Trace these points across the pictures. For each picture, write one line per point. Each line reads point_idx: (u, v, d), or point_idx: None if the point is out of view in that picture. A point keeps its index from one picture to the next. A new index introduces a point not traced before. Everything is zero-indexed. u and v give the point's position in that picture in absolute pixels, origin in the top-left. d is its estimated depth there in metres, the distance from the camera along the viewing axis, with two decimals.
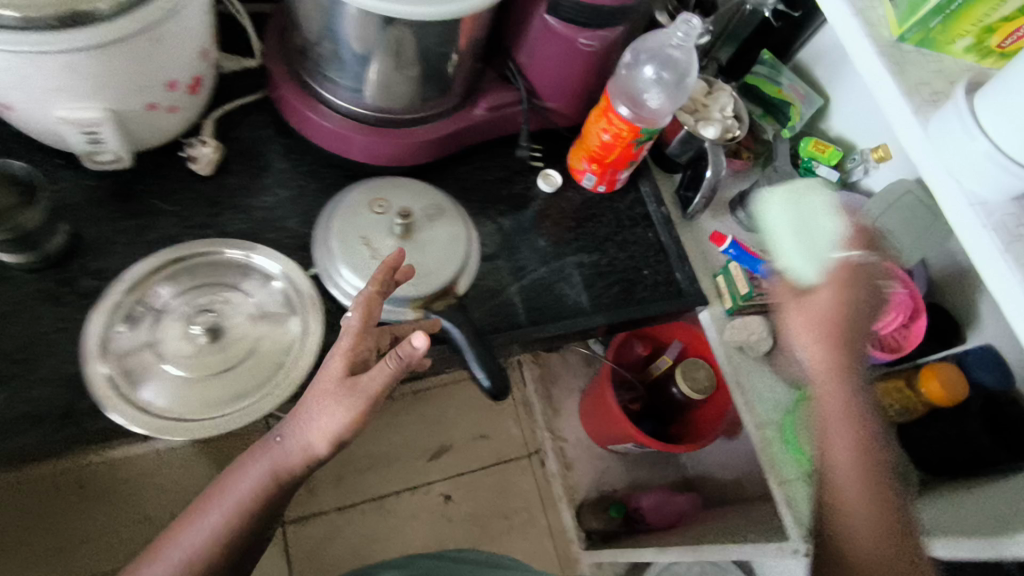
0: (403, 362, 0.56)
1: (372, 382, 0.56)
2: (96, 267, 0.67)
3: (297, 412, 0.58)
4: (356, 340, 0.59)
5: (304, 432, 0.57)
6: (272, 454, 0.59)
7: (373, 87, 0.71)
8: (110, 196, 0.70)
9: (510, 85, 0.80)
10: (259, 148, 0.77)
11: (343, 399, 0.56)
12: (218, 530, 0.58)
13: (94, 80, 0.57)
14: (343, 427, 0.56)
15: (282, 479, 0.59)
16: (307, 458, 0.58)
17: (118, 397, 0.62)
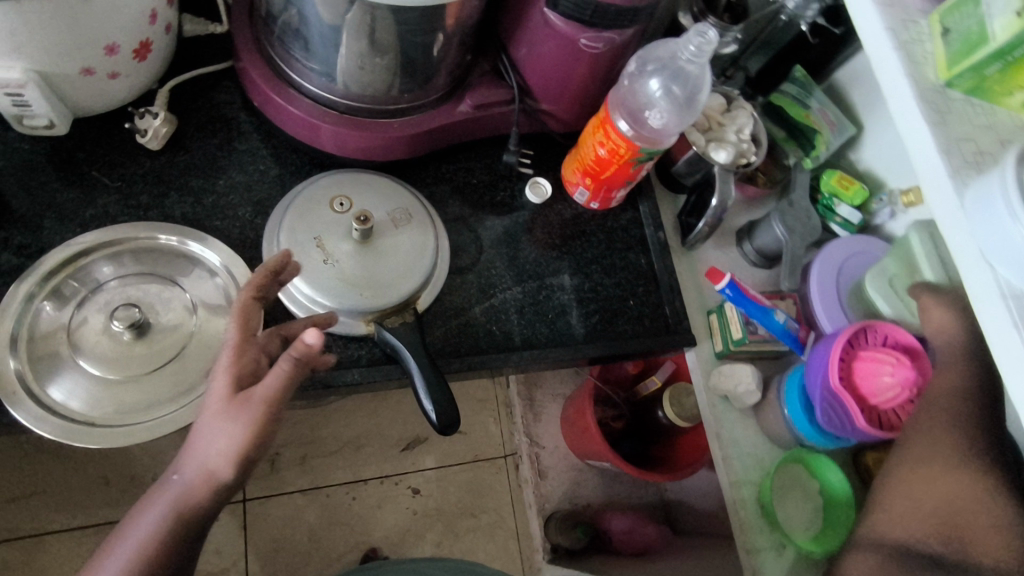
0: (299, 359, 0.49)
1: (269, 386, 0.49)
2: (22, 241, 0.62)
3: (193, 441, 0.51)
4: (237, 353, 0.53)
5: (202, 460, 0.50)
6: (170, 493, 0.51)
7: (344, 73, 0.64)
8: (47, 164, 0.66)
9: (502, 82, 0.72)
10: (219, 125, 0.71)
11: (239, 411, 0.49)
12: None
13: (13, 36, 0.51)
14: (245, 444, 0.48)
15: (185, 517, 0.51)
16: (210, 487, 0.50)
17: (24, 392, 0.57)
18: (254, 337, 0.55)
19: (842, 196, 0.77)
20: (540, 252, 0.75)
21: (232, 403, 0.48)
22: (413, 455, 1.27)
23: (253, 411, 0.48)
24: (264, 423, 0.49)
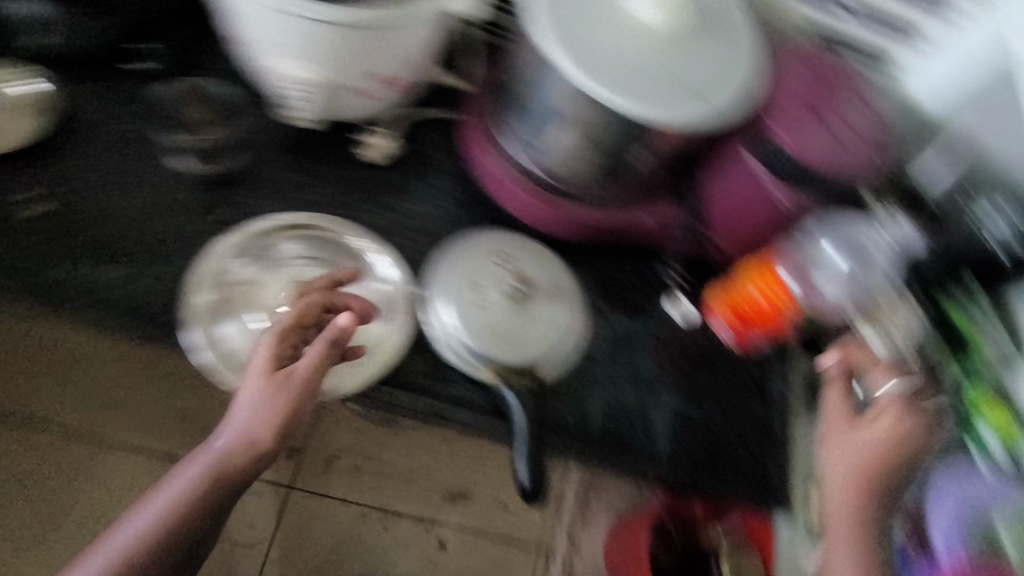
0: (332, 334, 0.64)
1: (305, 365, 0.64)
2: (246, 203, 0.75)
3: (234, 410, 0.63)
4: (280, 336, 0.65)
5: (240, 427, 0.62)
6: (211, 455, 0.63)
7: (554, 154, 0.72)
8: (287, 147, 0.78)
9: (682, 202, 0.77)
10: (428, 160, 0.81)
11: (280, 385, 0.63)
12: (156, 526, 0.61)
13: (318, 54, 0.67)
14: (281, 412, 0.62)
15: (225, 475, 0.63)
16: (247, 451, 0.62)
17: (205, 321, 0.69)
18: (301, 327, 0.67)
19: (997, 431, 0.65)
20: (660, 372, 0.77)
21: (278, 376, 0.63)
22: (454, 510, 1.26)
23: (293, 387, 0.63)
24: (299, 396, 0.63)
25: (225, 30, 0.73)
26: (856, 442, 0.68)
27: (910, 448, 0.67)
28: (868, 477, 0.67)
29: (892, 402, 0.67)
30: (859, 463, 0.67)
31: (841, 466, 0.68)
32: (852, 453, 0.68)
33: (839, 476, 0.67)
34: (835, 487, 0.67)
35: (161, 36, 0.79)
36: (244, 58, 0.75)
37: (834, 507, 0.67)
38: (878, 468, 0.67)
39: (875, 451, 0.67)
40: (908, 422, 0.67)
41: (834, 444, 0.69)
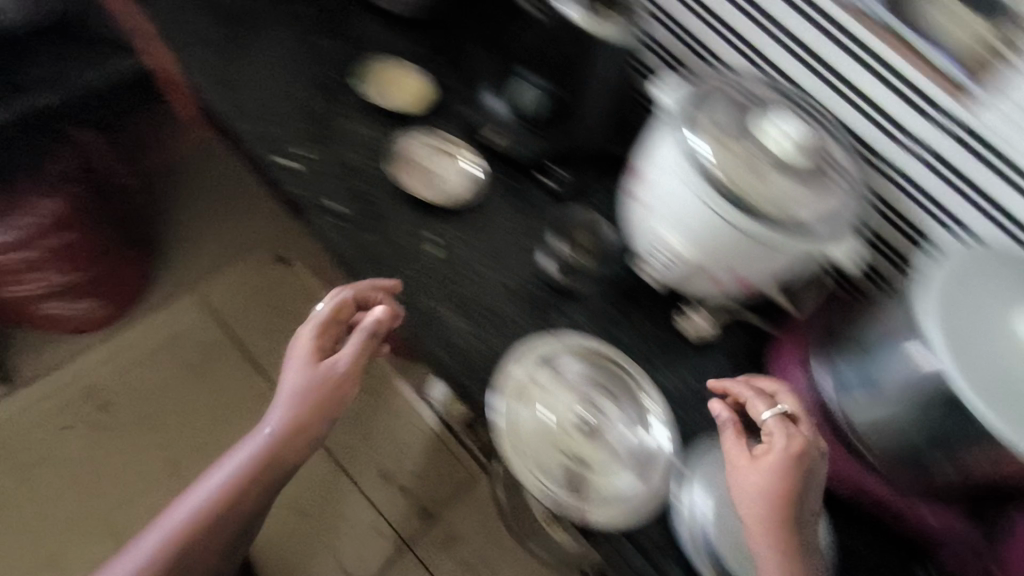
0: (372, 329, 0.82)
1: (342, 364, 0.84)
2: (575, 319, 0.88)
3: (281, 402, 0.84)
4: (323, 326, 0.84)
5: (283, 414, 0.83)
6: (264, 439, 0.84)
7: (870, 412, 0.74)
8: (624, 291, 0.90)
9: (971, 521, 0.75)
10: (731, 356, 0.88)
11: (316, 378, 0.83)
12: (224, 490, 0.83)
13: (701, 236, 0.78)
14: (318, 396, 0.84)
15: (276, 455, 0.84)
16: (298, 432, 0.84)
17: (508, 396, 0.81)
18: (339, 321, 0.84)
19: None
20: None
21: (322, 367, 0.83)
22: None
23: (336, 372, 0.84)
24: (333, 382, 0.84)
25: (626, 186, 0.88)
26: (751, 480, 0.67)
27: (807, 480, 0.67)
28: (782, 535, 0.65)
29: (790, 450, 0.66)
30: (749, 500, 0.67)
31: (755, 509, 0.66)
32: (756, 495, 0.66)
33: (758, 535, 0.66)
34: (752, 528, 0.67)
35: (574, 168, 0.97)
36: (626, 210, 0.89)
37: (756, 548, 0.67)
38: (770, 517, 0.65)
39: (753, 467, 0.67)
40: (796, 463, 0.66)
41: (740, 483, 0.68)
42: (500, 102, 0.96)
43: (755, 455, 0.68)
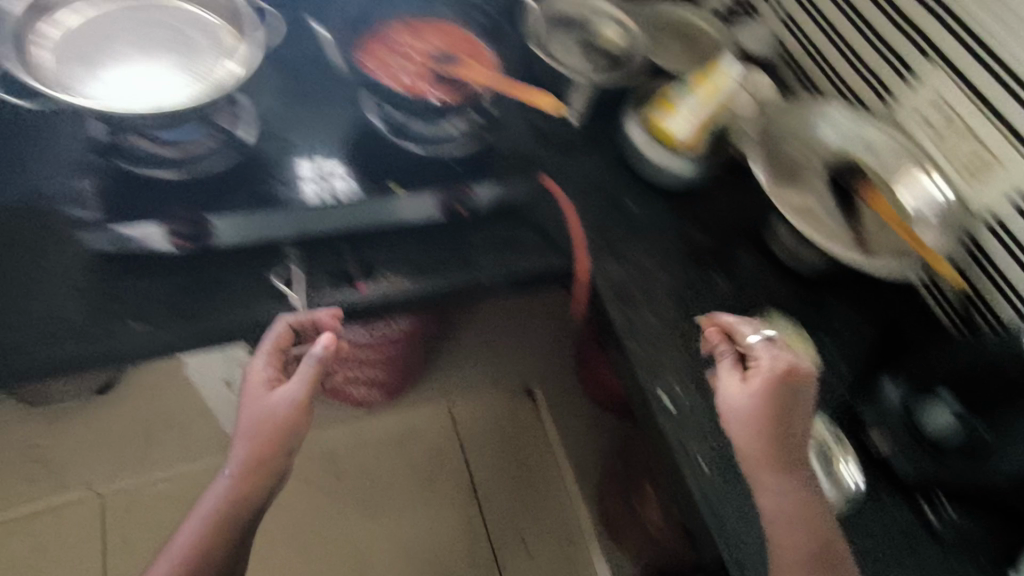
0: (318, 358, 0.79)
1: (281, 397, 0.80)
2: None
3: (241, 441, 0.80)
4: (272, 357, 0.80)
5: (242, 453, 0.80)
6: (224, 485, 0.80)
7: None
8: None
9: None
10: None
11: (253, 410, 0.80)
12: (211, 523, 0.78)
13: None
14: (272, 431, 0.80)
15: (244, 492, 0.80)
16: (257, 465, 0.80)
17: None
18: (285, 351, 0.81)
19: None
20: None
21: (267, 387, 0.81)
22: None
23: (297, 395, 0.81)
24: (276, 420, 0.80)
25: None
26: (748, 399, 0.78)
27: (795, 402, 0.77)
28: (785, 467, 0.76)
29: (778, 375, 0.77)
30: (749, 415, 0.77)
31: (754, 446, 0.77)
32: (756, 421, 0.77)
33: (764, 446, 0.76)
34: (750, 463, 0.77)
35: (964, 507, 0.84)
36: None
37: (755, 475, 0.77)
38: (772, 444, 0.76)
39: (749, 418, 0.77)
40: (784, 385, 0.77)
41: (743, 425, 0.78)
42: (898, 391, 0.87)
43: (759, 383, 0.78)
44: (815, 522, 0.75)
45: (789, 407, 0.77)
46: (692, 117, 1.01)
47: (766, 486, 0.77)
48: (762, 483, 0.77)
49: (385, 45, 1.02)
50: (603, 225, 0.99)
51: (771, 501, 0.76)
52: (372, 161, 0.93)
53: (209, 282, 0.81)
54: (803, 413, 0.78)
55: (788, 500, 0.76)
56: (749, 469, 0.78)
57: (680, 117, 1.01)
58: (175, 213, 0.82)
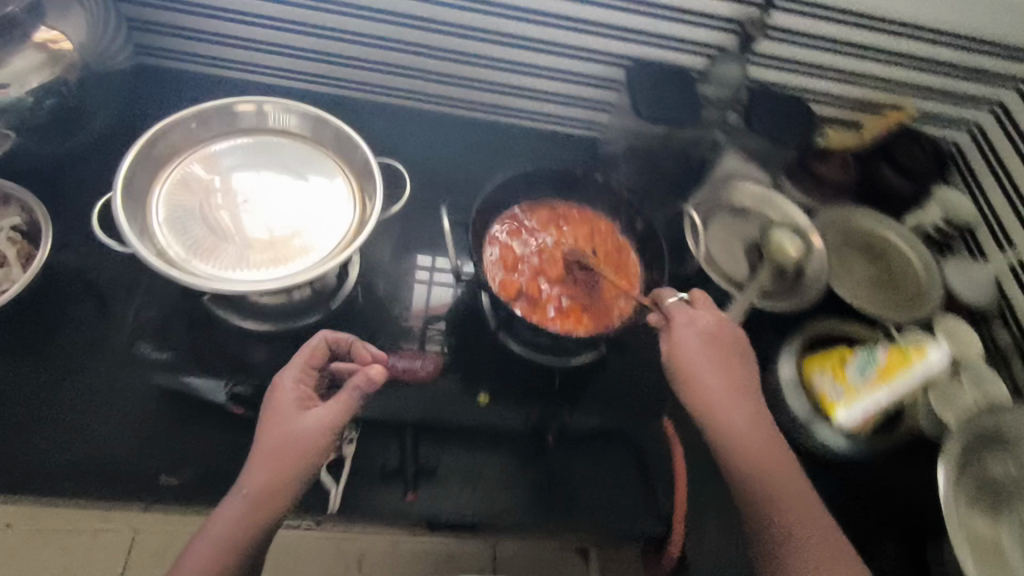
0: (359, 392, 0.66)
1: (313, 423, 0.64)
2: None
3: (257, 455, 0.63)
4: (302, 372, 0.69)
5: (263, 471, 0.62)
6: (237, 505, 0.60)
7: None
8: None
9: None
10: None
11: (272, 426, 0.65)
12: (208, 552, 0.58)
13: None
14: (299, 453, 0.63)
15: (258, 518, 0.60)
16: (277, 486, 0.61)
17: None
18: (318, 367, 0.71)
19: None
20: None
21: (302, 399, 0.67)
22: None
23: (334, 409, 0.65)
24: (308, 448, 0.63)
25: None
26: (694, 339, 0.70)
27: (725, 350, 0.72)
28: (717, 360, 0.70)
29: (713, 323, 0.72)
30: (684, 344, 0.70)
31: (694, 361, 0.69)
32: (695, 350, 0.70)
33: (710, 370, 0.70)
34: (691, 375, 0.69)
35: None
36: None
37: (691, 375, 0.69)
38: (708, 366, 0.70)
39: (693, 331, 0.71)
40: (709, 334, 0.71)
41: (679, 351, 0.70)
42: None
43: (694, 328, 0.71)
44: (739, 381, 0.71)
45: (714, 334, 0.71)
46: (856, 413, 0.78)
47: (697, 372, 0.69)
48: (693, 374, 0.69)
49: (515, 221, 0.79)
50: (727, 487, 0.79)
51: (711, 400, 0.69)
52: (476, 354, 0.81)
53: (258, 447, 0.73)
54: (737, 360, 0.72)
55: (745, 414, 0.69)
56: (705, 398, 0.69)
57: (842, 406, 0.79)
58: (257, 359, 0.75)
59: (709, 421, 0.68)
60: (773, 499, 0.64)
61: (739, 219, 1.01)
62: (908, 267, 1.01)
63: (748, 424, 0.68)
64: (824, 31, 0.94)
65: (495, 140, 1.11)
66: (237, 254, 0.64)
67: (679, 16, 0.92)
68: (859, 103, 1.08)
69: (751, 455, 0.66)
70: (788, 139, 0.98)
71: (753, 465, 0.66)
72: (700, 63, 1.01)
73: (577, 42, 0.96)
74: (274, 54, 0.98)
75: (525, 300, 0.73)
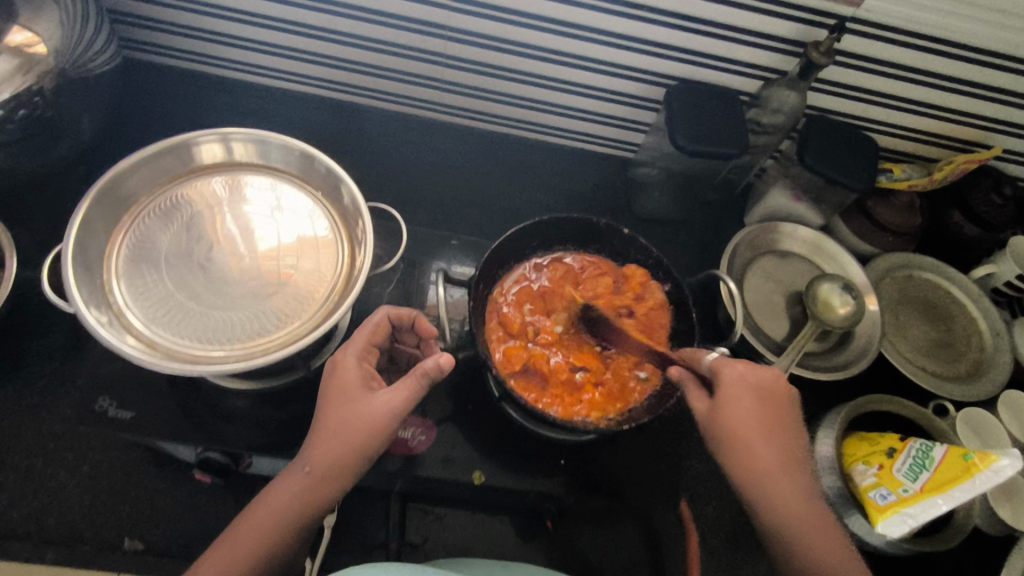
0: (427, 380, 0.58)
1: (378, 407, 0.57)
2: None
3: (320, 430, 0.57)
4: (362, 344, 0.62)
5: (323, 451, 0.55)
6: (298, 483, 0.55)
7: None
8: None
9: None
10: None
11: (336, 402, 0.58)
12: (263, 536, 0.52)
13: None
14: (361, 438, 0.56)
15: (309, 502, 0.54)
16: (332, 467, 0.55)
17: None
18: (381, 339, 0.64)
19: None
20: None
21: (367, 377, 0.60)
22: None
23: (401, 394, 0.58)
24: (371, 434, 0.56)
25: None
26: (747, 400, 0.58)
27: (779, 408, 0.59)
28: (773, 420, 0.58)
29: (770, 379, 0.59)
30: (736, 404, 0.57)
31: (749, 427, 0.57)
32: (750, 416, 0.57)
33: (767, 435, 0.57)
34: (745, 444, 0.56)
35: None
36: None
37: (742, 443, 0.56)
38: (764, 428, 0.57)
39: (746, 389, 0.58)
40: (764, 387, 0.59)
41: (729, 418, 0.57)
42: None
43: (745, 385, 0.58)
44: (795, 447, 0.58)
45: (769, 392, 0.59)
46: (908, 524, 0.64)
47: (750, 436, 0.56)
48: (745, 439, 0.56)
49: (531, 289, 0.73)
50: None
51: (766, 471, 0.55)
52: (482, 420, 0.70)
53: (235, 507, 0.69)
54: (790, 417, 0.59)
55: (800, 490, 0.55)
56: (753, 474, 0.55)
57: (887, 512, 0.66)
58: (239, 412, 0.65)
59: (764, 499, 0.55)
60: None
61: (787, 266, 0.90)
62: (969, 333, 0.90)
63: (808, 504, 0.55)
64: (904, 59, 0.80)
65: (518, 158, 1.01)
66: (195, 321, 0.56)
67: (733, 36, 0.79)
68: (935, 140, 0.94)
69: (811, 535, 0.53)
70: (850, 178, 0.84)
71: (808, 543, 0.53)
72: (752, 87, 0.88)
73: (611, 59, 0.84)
74: (274, 57, 0.89)
75: (532, 378, 0.67)
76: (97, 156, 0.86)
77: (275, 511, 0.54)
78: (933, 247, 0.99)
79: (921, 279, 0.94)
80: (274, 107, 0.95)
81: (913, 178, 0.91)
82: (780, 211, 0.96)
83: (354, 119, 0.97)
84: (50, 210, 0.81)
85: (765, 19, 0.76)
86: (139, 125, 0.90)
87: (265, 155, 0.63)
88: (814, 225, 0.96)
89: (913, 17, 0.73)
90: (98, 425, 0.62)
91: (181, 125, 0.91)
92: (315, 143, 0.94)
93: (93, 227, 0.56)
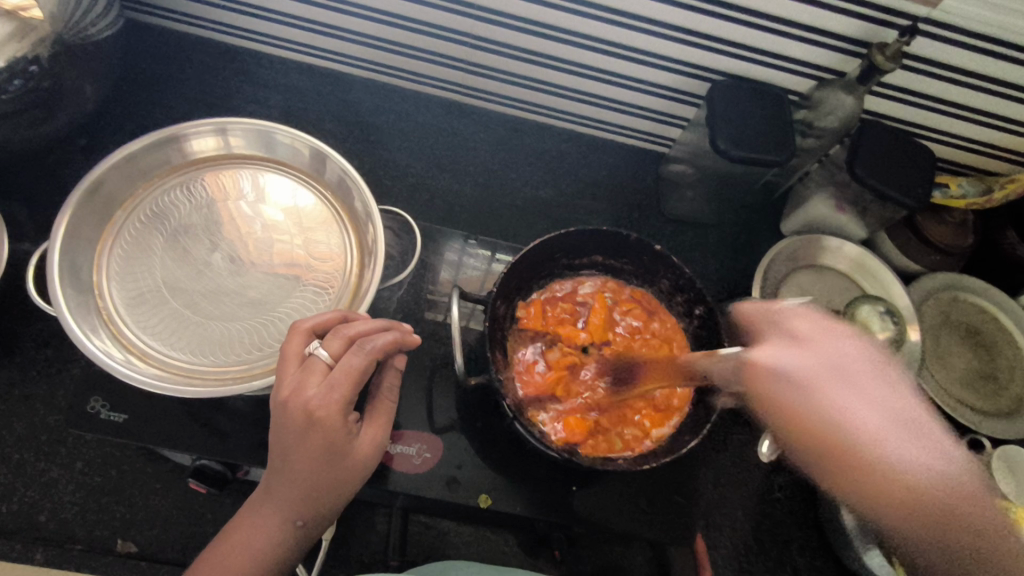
0: (396, 393, 0.52)
1: (365, 444, 0.48)
2: None
3: (286, 470, 0.45)
4: (322, 381, 0.46)
5: (301, 492, 0.46)
6: (275, 521, 0.46)
7: None
8: None
9: None
10: None
11: (324, 459, 0.46)
12: None
13: None
14: (348, 482, 0.47)
15: (287, 545, 0.46)
16: (322, 510, 0.47)
17: None
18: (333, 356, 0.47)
19: None
20: None
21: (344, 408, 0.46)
22: None
23: (382, 432, 0.50)
24: (359, 474, 0.48)
25: None
26: (881, 381, 0.42)
27: (893, 366, 0.42)
28: (907, 421, 0.41)
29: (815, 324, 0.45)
30: (805, 411, 0.42)
31: (844, 409, 0.41)
32: (818, 370, 0.42)
33: (871, 417, 0.40)
34: (824, 424, 0.41)
35: None
36: None
37: (855, 430, 0.40)
38: (836, 384, 0.41)
39: (807, 362, 0.42)
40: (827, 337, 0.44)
41: (790, 376, 0.43)
42: None
43: (805, 377, 0.42)
44: (902, 394, 0.41)
45: (823, 334, 0.44)
46: None
47: (838, 406, 0.41)
48: (850, 431, 0.40)
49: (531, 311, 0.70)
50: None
51: (869, 449, 0.40)
52: (488, 436, 0.67)
53: (230, 511, 0.67)
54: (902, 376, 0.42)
55: (909, 443, 0.40)
56: (846, 467, 0.40)
57: None
58: (231, 417, 0.62)
59: (843, 483, 0.41)
60: (953, 551, 0.40)
61: (824, 283, 0.85)
62: (1015, 364, 0.84)
63: (905, 450, 0.40)
64: (979, 68, 0.71)
65: (543, 147, 0.94)
66: (186, 332, 0.54)
67: (787, 31, 0.70)
68: (999, 152, 0.86)
69: (962, 513, 0.39)
70: (903, 195, 0.73)
71: (968, 549, 0.40)
72: (803, 87, 0.80)
73: (655, 49, 0.76)
74: (287, 27, 0.82)
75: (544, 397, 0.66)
76: (99, 126, 0.81)
77: (243, 548, 0.45)
78: (982, 266, 0.92)
79: (968, 303, 0.87)
80: (284, 80, 0.89)
81: (970, 196, 0.83)
82: (820, 220, 0.90)
83: (370, 95, 0.90)
84: (46, 182, 0.77)
85: (827, 16, 0.68)
86: (143, 92, 0.84)
87: (270, 148, 0.61)
88: (856, 236, 0.90)
89: (998, 23, 0.64)
90: (89, 427, 0.59)
91: (187, 95, 0.85)
92: (328, 121, 0.88)
93: (85, 220, 0.54)
